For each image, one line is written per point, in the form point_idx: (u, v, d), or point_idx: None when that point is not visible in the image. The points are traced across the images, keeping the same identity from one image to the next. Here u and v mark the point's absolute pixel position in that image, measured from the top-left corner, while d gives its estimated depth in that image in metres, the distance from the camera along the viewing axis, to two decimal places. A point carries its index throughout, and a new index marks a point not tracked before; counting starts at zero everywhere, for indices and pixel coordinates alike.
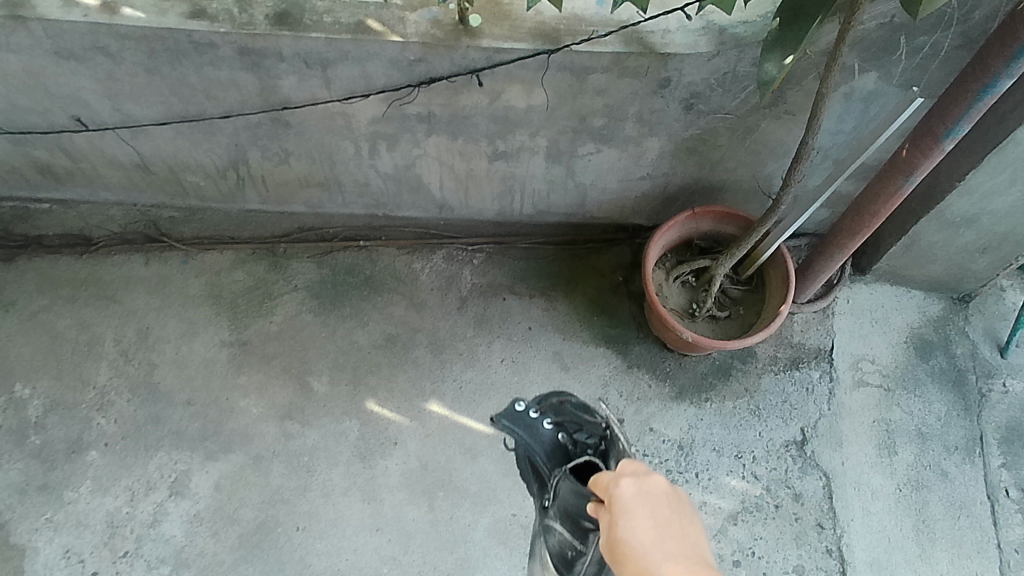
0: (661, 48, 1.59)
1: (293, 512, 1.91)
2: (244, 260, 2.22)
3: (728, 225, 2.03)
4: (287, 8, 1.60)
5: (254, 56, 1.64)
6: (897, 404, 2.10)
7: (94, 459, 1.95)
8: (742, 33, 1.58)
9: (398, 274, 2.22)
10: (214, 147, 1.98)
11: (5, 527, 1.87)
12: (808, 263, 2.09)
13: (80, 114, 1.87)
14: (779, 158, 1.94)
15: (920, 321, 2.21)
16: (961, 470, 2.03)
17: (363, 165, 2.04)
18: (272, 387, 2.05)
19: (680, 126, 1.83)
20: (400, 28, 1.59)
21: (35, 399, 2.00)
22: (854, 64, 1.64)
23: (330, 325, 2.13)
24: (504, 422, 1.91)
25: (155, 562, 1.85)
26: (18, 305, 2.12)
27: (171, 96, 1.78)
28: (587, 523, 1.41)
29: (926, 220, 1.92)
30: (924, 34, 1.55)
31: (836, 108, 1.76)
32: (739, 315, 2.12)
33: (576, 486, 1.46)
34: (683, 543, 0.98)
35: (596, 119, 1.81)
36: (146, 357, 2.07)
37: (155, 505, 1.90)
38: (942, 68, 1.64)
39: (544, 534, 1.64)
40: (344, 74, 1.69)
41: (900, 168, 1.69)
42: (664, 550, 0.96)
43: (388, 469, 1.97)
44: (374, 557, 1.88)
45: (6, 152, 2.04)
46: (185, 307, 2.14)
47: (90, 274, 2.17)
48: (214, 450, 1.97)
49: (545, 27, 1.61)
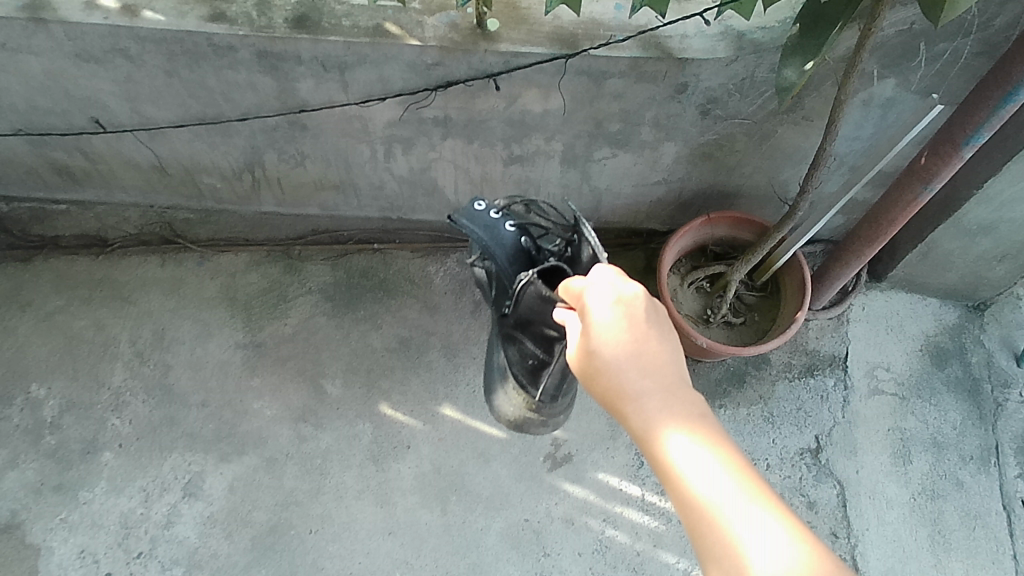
0: (679, 53, 1.59)
1: (306, 514, 1.91)
2: (259, 262, 2.22)
3: (744, 231, 2.02)
4: (306, 11, 1.61)
5: (273, 59, 1.65)
6: (912, 413, 2.08)
7: (109, 460, 1.95)
8: (761, 39, 1.58)
9: (412, 277, 2.22)
10: (231, 150, 1.99)
11: (21, 526, 1.87)
12: (824, 270, 2.08)
13: (99, 116, 1.88)
14: (795, 164, 1.93)
15: (936, 329, 2.20)
16: (976, 480, 2.01)
17: (378, 168, 2.04)
18: (286, 389, 2.05)
19: (696, 131, 1.82)
20: (417, 31, 1.60)
21: (51, 399, 2.01)
22: (872, 71, 1.63)
23: (344, 328, 2.14)
24: (462, 222, 1.55)
25: (169, 563, 1.85)
26: (35, 306, 2.13)
27: (189, 98, 1.79)
28: (550, 333, 1.46)
29: (943, 228, 1.91)
30: (945, 40, 1.54)
31: (854, 114, 1.75)
32: (754, 320, 2.10)
33: (538, 306, 1.41)
34: (661, 353, 0.95)
35: (612, 124, 1.81)
36: (161, 358, 2.08)
37: (169, 506, 1.91)
38: (962, 75, 1.63)
39: (506, 335, 1.67)
40: (361, 78, 1.70)
41: (919, 175, 1.68)
42: (643, 364, 0.94)
43: (402, 472, 1.97)
44: (387, 560, 1.88)
45: (24, 153, 2.05)
46: (200, 309, 2.15)
47: (106, 275, 2.18)
48: (228, 451, 1.97)
49: (563, 32, 1.61)
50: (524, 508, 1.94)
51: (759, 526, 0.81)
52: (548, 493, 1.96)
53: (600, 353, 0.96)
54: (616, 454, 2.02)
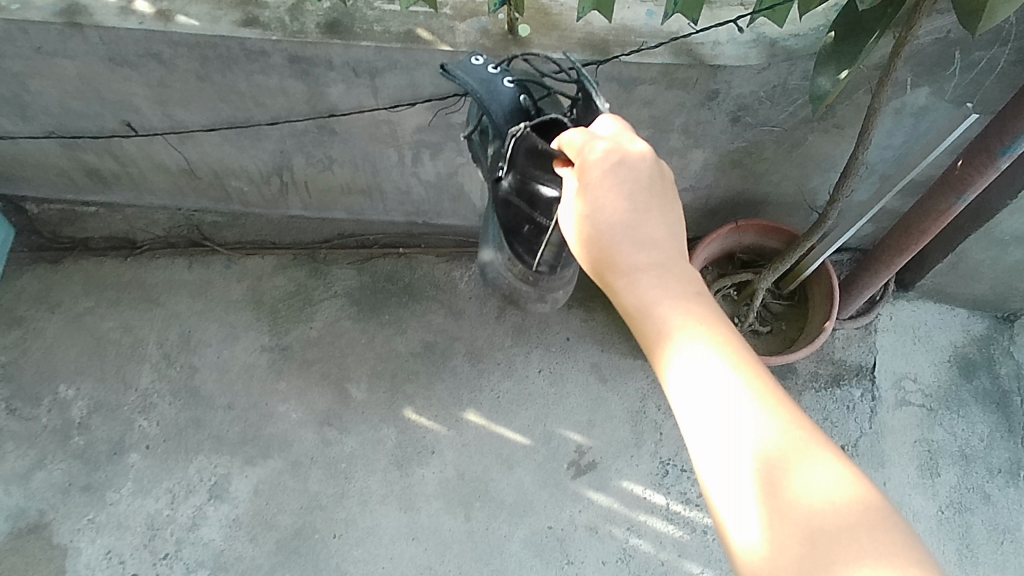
0: (711, 60, 1.58)
1: (330, 519, 1.91)
2: (285, 266, 2.24)
3: (772, 239, 2.01)
4: (338, 16, 1.62)
5: (304, 64, 1.65)
6: (939, 424, 2.06)
7: (136, 461, 1.96)
8: (794, 46, 1.57)
9: (437, 281, 2.22)
10: (259, 153, 2.00)
11: (49, 526, 1.89)
12: (852, 280, 2.06)
13: (130, 119, 1.89)
14: (825, 172, 1.92)
15: (964, 340, 2.18)
16: (1004, 494, 1.99)
17: (405, 172, 2.04)
18: (311, 393, 2.06)
19: (726, 137, 1.81)
20: (449, 37, 1.60)
21: (79, 399, 2.03)
22: (906, 79, 1.62)
23: (369, 332, 2.14)
24: (456, 73, 1.29)
25: (194, 565, 1.86)
26: (64, 307, 2.15)
27: (220, 102, 1.80)
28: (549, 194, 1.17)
29: (974, 237, 1.89)
30: (981, 48, 1.53)
31: (886, 122, 1.74)
32: (781, 329, 2.10)
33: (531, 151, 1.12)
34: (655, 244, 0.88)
35: (641, 130, 1.81)
36: (188, 360, 2.09)
37: (194, 508, 1.92)
38: (998, 84, 1.62)
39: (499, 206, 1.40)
40: (391, 83, 1.70)
41: (953, 185, 1.66)
42: (631, 254, 0.88)
43: (426, 477, 1.97)
44: (410, 565, 1.87)
45: (56, 155, 2.07)
46: (227, 312, 2.16)
47: (134, 277, 2.20)
48: (253, 454, 1.98)
49: (594, 38, 1.60)
50: (548, 515, 1.93)
51: (732, 452, 0.77)
52: (572, 500, 1.95)
53: (592, 243, 0.90)
54: (641, 462, 2.00)
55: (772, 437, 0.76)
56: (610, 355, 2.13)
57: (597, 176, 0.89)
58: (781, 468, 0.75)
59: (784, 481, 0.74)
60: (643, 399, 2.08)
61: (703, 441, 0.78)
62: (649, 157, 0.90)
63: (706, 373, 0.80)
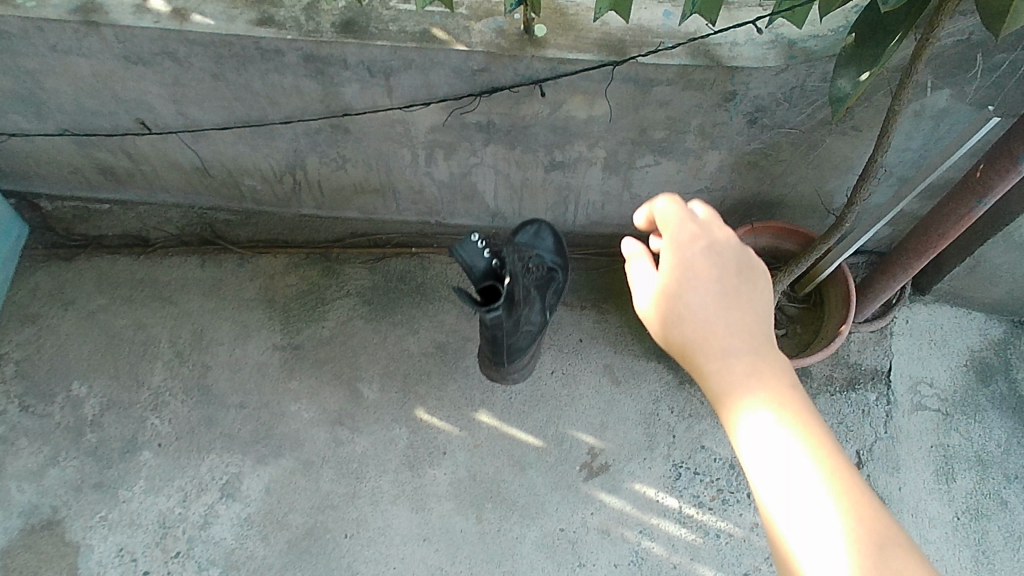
0: (729, 61, 1.57)
1: (342, 518, 1.91)
2: (297, 265, 2.23)
3: (788, 241, 2.00)
4: (354, 16, 1.61)
5: (319, 63, 1.65)
6: (955, 429, 2.04)
7: (148, 459, 1.97)
8: (813, 47, 1.56)
9: (449, 281, 2.22)
10: (273, 152, 2.00)
11: (62, 523, 1.89)
12: (868, 283, 2.04)
13: (145, 117, 1.89)
14: (842, 175, 1.90)
15: (981, 344, 2.16)
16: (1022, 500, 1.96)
17: (419, 172, 2.04)
18: (323, 392, 2.05)
19: (743, 139, 1.79)
20: (464, 37, 1.59)
21: (92, 397, 2.03)
22: (926, 81, 1.60)
23: (381, 332, 2.14)
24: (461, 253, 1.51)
25: (206, 564, 1.86)
26: (77, 304, 2.15)
27: (234, 101, 1.80)
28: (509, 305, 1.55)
29: (993, 241, 1.86)
30: (1004, 50, 1.50)
31: (905, 124, 1.72)
32: (796, 332, 2.08)
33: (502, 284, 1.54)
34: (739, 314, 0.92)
35: (657, 131, 1.79)
36: (201, 359, 2.09)
37: (206, 507, 1.92)
38: (1020, 87, 1.59)
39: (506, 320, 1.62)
40: (406, 83, 1.69)
41: (973, 189, 1.64)
42: (721, 344, 0.91)
43: (437, 478, 1.96)
44: (422, 566, 1.87)
45: (71, 153, 2.07)
46: (239, 310, 2.16)
47: (147, 275, 2.21)
48: (265, 453, 1.98)
49: (611, 38, 1.59)
50: (560, 517, 1.93)
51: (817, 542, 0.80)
52: (584, 503, 1.94)
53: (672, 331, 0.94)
54: (653, 465, 1.99)
55: (848, 530, 0.79)
56: (623, 357, 2.12)
57: (682, 256, 0.94)
58: (863, 558, 0.78)
59: (873, 538, 0.79)
60: (656, 401, 2.06)
61: (784, 503, 0.83)
62: (727, 234, 0.96)
63: (788, 465, 0.84)
